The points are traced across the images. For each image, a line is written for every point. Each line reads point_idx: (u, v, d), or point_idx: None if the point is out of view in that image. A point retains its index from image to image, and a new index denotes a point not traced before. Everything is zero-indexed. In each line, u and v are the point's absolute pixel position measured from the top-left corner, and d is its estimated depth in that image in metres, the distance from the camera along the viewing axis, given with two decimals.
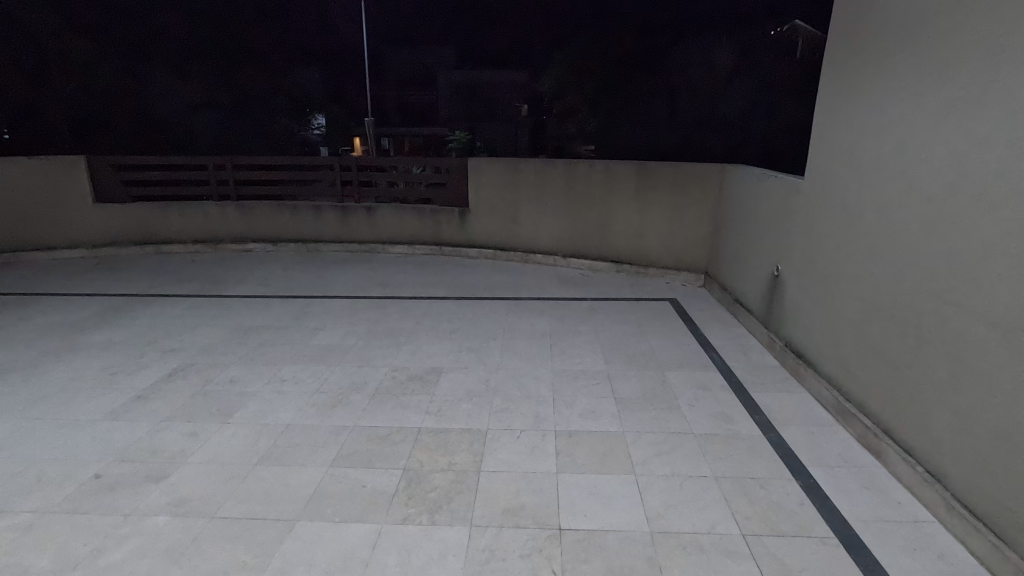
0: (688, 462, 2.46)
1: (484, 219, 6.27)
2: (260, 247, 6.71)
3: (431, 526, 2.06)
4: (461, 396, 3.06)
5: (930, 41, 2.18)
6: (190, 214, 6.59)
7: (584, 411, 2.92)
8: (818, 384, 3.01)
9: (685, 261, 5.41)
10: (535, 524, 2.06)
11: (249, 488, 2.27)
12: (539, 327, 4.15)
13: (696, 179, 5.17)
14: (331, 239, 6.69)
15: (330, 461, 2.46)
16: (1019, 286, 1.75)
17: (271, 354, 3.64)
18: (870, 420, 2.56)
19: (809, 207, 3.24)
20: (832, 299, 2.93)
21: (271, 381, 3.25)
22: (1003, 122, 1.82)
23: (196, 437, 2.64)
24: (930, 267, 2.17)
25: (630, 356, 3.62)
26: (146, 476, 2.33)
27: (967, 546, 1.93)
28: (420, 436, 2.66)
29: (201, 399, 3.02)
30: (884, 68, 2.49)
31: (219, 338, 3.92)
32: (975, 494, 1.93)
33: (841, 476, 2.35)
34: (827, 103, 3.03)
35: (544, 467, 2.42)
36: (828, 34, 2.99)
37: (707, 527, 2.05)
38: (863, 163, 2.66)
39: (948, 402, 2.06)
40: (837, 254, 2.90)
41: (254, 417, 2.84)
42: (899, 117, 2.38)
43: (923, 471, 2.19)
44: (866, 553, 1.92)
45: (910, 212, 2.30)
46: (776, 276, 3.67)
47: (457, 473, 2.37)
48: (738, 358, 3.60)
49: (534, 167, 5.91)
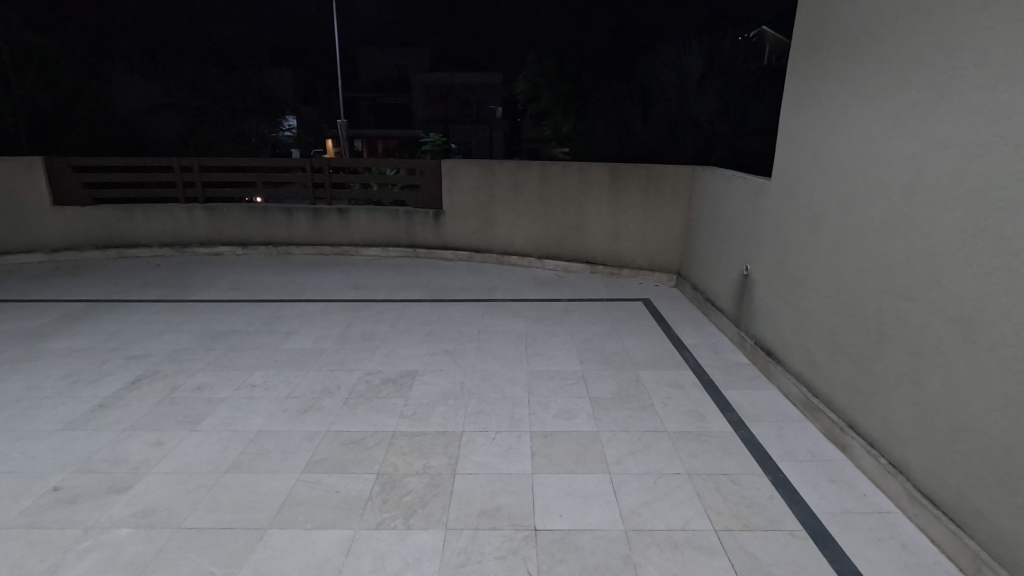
0: (662, 460, 2.49)
1: (458, 221, 6.25)
2: (228, 251, 6.55)
3: (406, 529, 2.04)
4: (436, 399, 3.04)
5: (887, 46, 2.27)
6: (155, 216, 6.39)
7: (559, 411, 2.93)
8: (787, 380, 3.08)
9: (657, 262, 5.48)
10: (511, 526, 2.06)
11: (217, 498, 2.21)
12: (514, 329, 4.15)
13: (668, 179, 5.24)
14: (302, 242, 6.57)
15: (301, 468, 2.41)
16: (974, 283, 1.82)
17: (241, 359, 3.57)
18: (836, 415, 2.63)
19: (776, 208, 3.31)
20: (799, 298, 3.00)
21: (242, 387, 3.18)
22: (954, 126, 1.90)
23: (162, 446, 2.56)
24: (891, 266, 2.24)
25: (605, 356, 3.65)
26: (108, 488, 2.25)
27: (929, 535, 1.99)
28: (394, 439, 2.64)
29: (168, 407, 2.94)
30: (845, 72, 2.58)
31: (186, 344, 3.81)
32: (933, 483, 2.00)
33: (809, 470, 2.41)
34: (792, 105, 3.10)
35: (520, 469, 2.42)
36: (793, 39, 3.07)
37: (681, 524, 2.07)
38: (827, 165, 2.73)
39: (908, 396, 2.13)
40: (803, 254, 2.97)
41: (223, 424, 2.77)
42: (859, 120, 2.46)
43: (885, 463, 2.26)
44: (834, 547, 1.96)
45: (871, 212, 2.37)
46: (746, 275, 3.74)
47: (432, 477, 2.35)
48: (709, 357, 3.65)
49: (509, 168, 5.90)
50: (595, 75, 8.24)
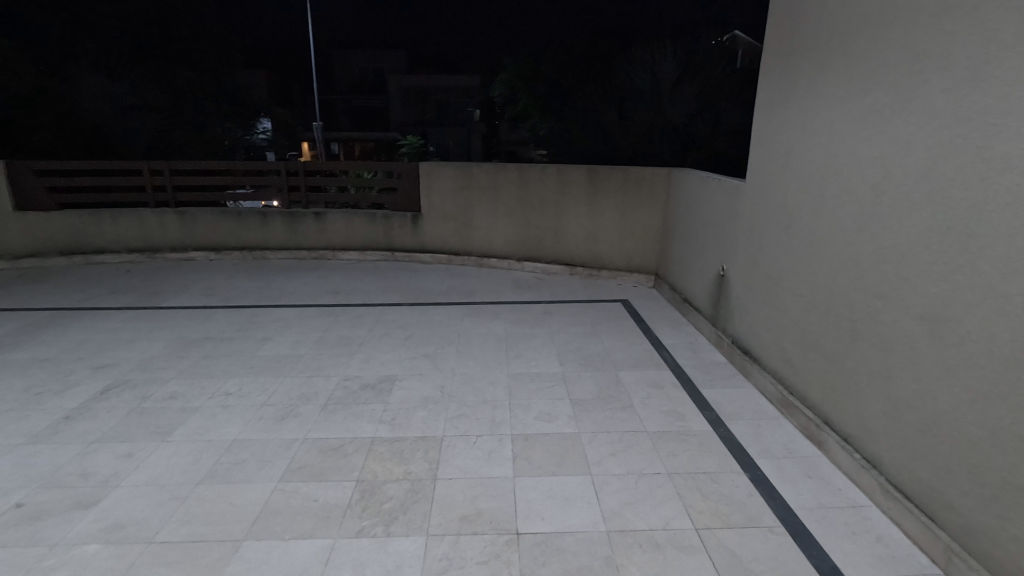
0: (642, 460, 2.50)
1: (437, 224, 6.21)
2: (201, 256, 6.41)
3: (387, 537, 2.01)
4: (416, 403, 3.01)
5: (855, 51, 2.32)
6: (124, 221, 6.22)
7: (540, 413, 2.93)
8: (763, 378, 3.13)
9: (635, 263, 5.53)
10: (493, 530, 2.05)
11: (189, 510, 2.14)
12: (494, 332, 4.13)
13: (645, 181, 5.29)
14: (278, 247, 6.47)
15: (278, 477, 2.36)
16: (941, 281, 1.86)
17: (215, 366, 3.49)
18: (811, 412, 2.67)
19: (751, 208, 3.36)
20: (774, 297, 3.05)
21: (215, 395, 3.10)
22: (921, 128, 1.95)
23: (132, 458, 2.48)
24: (862, 265, 2.29)
25: (585, 357, 3.66)
26: (75, 503, 2.17)
27: (902, 528, 2.03)
28: (373, 445, 2.60)
29: (138, 417, 2.85)
30: (816, 76, 2.63)
31: (157, 352, 3.71)
32: (905, 476, 2.05)
33: (786, 466, 2.45)
34: (764, 108, 3.16)
35: (500, 472, 2.40)
36: (765, 42, 3.12)
37: (662, 524, 2.08)
38: (799, 166, 2.78)
39: (880, 391, 2.17)
40: (778, 254, 3.02)
41: (197, 434, 2.70)
42: (829, 122, 2.51)
43: (860, 458, 2.30)
44: (811, 542, 1.99)
45: (842, 212, 2.42)
46: (722, 275, 3.80)
47: (413, 483, 2.32)
48: (688, 356, 3.68)
49: (486, 171, 5.89)
50: (573, 78, 8.30)
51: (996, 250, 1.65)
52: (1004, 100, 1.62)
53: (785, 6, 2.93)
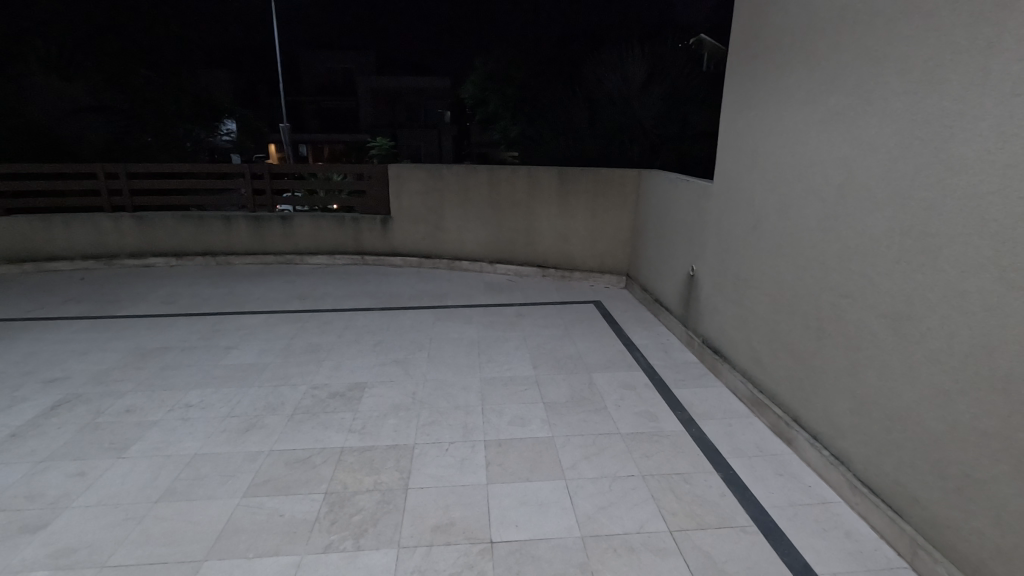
0: (617, 462, 2.50)
1: (408, 227, 6.13)
2: (162, 262, 6.19)
3: (356, 551, 1.95)
4: (386, 411, 2.95)
5: (818, 53, 2.35)
6: (77, 227, 5.95)
7: (513, 418, 2.89)
8: (733, 377, 3.16)
9: (607, 264, 5.55)
10: (466, 540, 2.01)
11: (147, 531, 2.04)
12: (466, 336, 4.09)
13: (615, 183, 5.31)
14: (243, 252, 6.29)
15: (242, 492, 2.27)
16: (903, 279, 1.90)
17: (175, 378, 3.35)
18: (780, 410, 2.71)
19: (719, 209, 3.40)
20: (743, 296, 3.08)
21: (175, 408, 2.98)
22: (881, 129, 1.98)
23: (84, 477, 2.36)
24: (827, 265, 2.32)
25: (558, 360, 3.64)
26: (20, 527, 2.04)
27: (869, 522, 2.07)
28: (342, 455, 2.53)
29: (91, 433, 2.71)
30: (780, 78, 2.66)
31: (112, 364, 3.54)
32: (872, 472, 2.08)
33: (757, 464, 2.47)
34: (730, 109, 3.19)
35: (474, 480, 2.36)
36: (729, 45, 3.16)
37: (636, 528, 2.08)
38: (765, 167, 2.82)
39: (847, 388, 2.21)
40: (746, 254, 3.05)
41: (155, 449, 2.58)
42: (793, 123, 2.55)
43: (828, 454, 2.33)
44: (783, 540, 2.00)
45: (808, 212, 2.45)
46: (692, 275, 3.83)
47: (383, 493, 2.27)
48: (659, 356, 3.71)
49: (456, 174, 5.84)
50: (542, 80, 8.33)
51: (954, 249, 1.69)
52: (959, 103, 1.66)
53: (749, 9, 2.96)
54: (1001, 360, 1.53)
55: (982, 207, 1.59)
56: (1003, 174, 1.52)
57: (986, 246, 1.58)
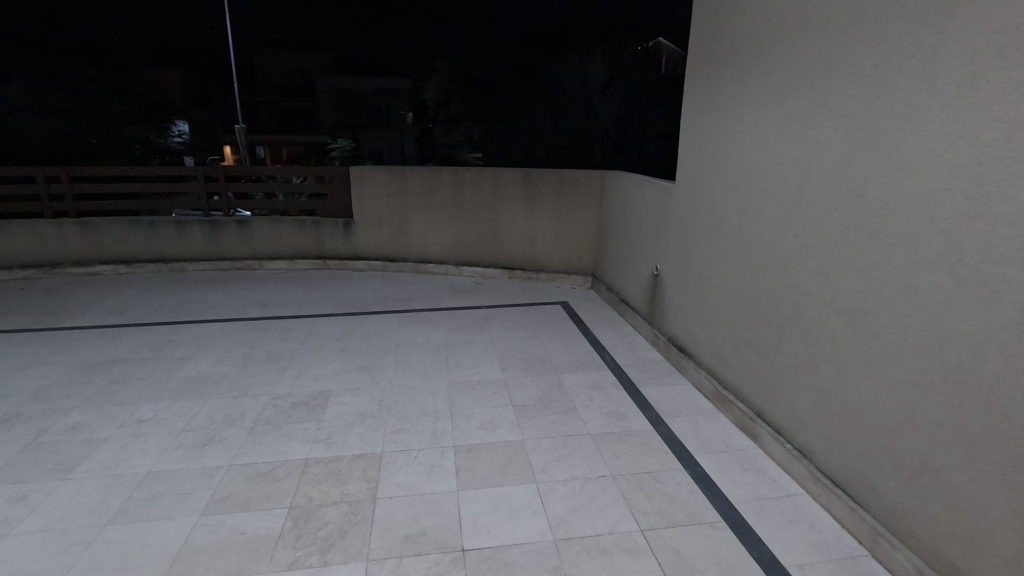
0: (587, 463, 2.50)
1: (371, 230, 6.02)
2: (109, 269, 5.90)
3: (323, 566, 1.88)
4: (352, 420, 2.87)
5: (774, 57, 2.41)
6: (16, 233, 5.62)
7: (482, 422, 2.87)
8: (699, 374, 3.21)
9: (572, 264, 5.58)
10: (438, 549, 1.97)
11: (94, 556, 1.93)
12: (433, 340, 4.03)
13: (579, 185, 5.33)
14: (198, 258, 6.05)
15: (199, 511, 2.17)
16: (860, 277, 1.96)
17: (125, 392, 3.18)
18: (745, 406, 2.77)
19: (681, 209, 3.45)
20: (707, 295, 3.13)
21: (126, 424, 2.83)
22: (836, 131, 2.04)
23: (25, 502, 2.21)
24: (787, 263, 2.38)
25: (526, 362, 3.63)
26: None
27: (832, 513, 2.13)
28: (307, 467, 2.45)
29: (33, 454, 2.54)
30: (738, 81, 2.72)
31: (57, 379, 3.34)
32: (833, 464, 2.14)
33: (724, 461, 2.51)
34: (690, 110, 3.25)
35: (444, 486, 2.32)
36: (688, 47, 3.22)
37: (608, 528, 2.08)
38: (725, 168, 2.88)
39: (807, 383, 2.27)
40: (708, 253, 3.10)
41: (105, 468, 2.45)
42: (751, 125, 2.61)
43: (792, 448, 2.39)
44: (751, 534, 2.04)
45: (767, 211, 2.51)
46: (656, 275, 3.89)
47: (351, 505, 2.20)
48: (626, 356, 3.74)
49: (419, 175, 5.76)
50: (505, 82, 8.33)
51: (906, 247, 1.75)
52: (908, 106, 1.72)
53: (707, 13, 3.01)
54: (952, 353, 1.60)
55: (931, 206, 1.65)
56: (950, 174, 1.58)
57: (935, 244, 1.64)
